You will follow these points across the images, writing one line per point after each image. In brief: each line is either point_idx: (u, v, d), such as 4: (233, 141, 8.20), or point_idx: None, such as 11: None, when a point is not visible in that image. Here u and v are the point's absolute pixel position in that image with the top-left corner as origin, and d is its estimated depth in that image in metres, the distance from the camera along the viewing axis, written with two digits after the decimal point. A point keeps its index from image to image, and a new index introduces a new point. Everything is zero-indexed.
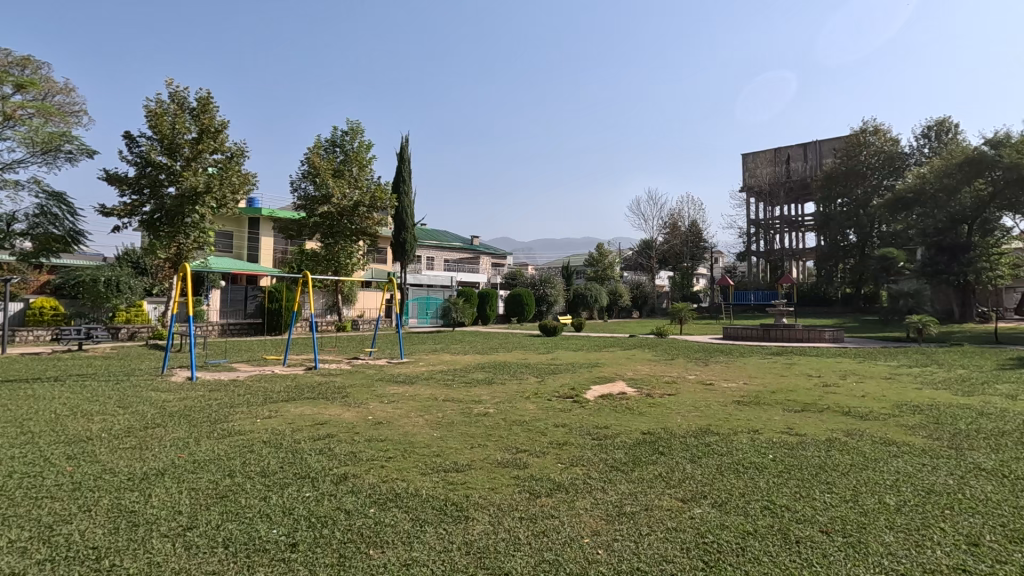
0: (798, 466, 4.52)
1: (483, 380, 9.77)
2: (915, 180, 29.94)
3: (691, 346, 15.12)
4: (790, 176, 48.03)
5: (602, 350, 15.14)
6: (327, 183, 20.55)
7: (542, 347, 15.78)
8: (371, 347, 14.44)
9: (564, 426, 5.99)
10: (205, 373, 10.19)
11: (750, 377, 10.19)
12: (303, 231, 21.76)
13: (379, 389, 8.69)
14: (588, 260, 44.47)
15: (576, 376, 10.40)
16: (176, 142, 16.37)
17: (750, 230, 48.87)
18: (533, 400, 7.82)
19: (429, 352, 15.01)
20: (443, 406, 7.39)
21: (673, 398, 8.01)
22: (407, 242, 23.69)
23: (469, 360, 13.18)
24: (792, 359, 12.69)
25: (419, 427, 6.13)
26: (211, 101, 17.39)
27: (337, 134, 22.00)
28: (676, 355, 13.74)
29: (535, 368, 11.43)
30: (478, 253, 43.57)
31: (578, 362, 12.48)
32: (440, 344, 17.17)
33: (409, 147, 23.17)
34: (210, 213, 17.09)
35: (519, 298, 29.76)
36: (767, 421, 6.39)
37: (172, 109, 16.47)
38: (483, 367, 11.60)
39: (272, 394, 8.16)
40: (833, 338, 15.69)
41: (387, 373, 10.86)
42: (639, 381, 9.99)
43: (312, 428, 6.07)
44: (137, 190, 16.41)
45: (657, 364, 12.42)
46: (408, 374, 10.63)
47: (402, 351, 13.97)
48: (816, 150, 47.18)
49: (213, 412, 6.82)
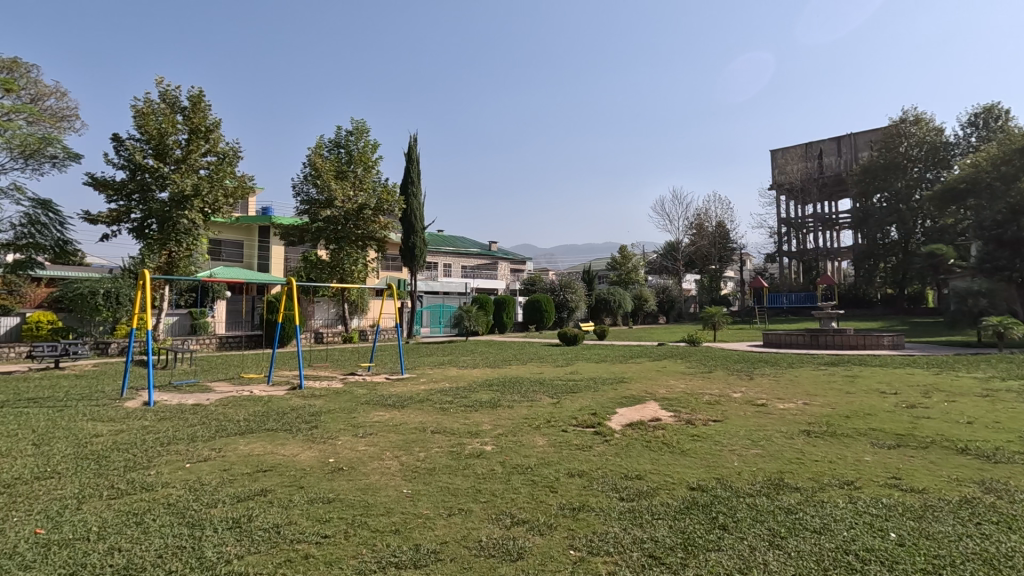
0: (949, 562, 2.87)
1: (488, 401, 8.23)
2: (968, 169, 27.40)
3: (731, 355, 13.38)
4: (823, 172, 45.56)
5: (629, 361, 13.50)
6: (330, 185, 19.28)
7: (560, 358, 14.20)
8: (370, 361, 13.06)
9: (580, 477, 4.40)
10: (169, 396, 8.86)
11: (810, 395, 8.44)
12: (306, 237, 20.56)
13: (360, 417, 7.22)
14: (611, 263, 42.60)
15: (599, 395, 8.79)
16: (166, 142, 15.24)
17: (781, 230, 46.53)
18: (544, 431, 6.23)
19: (435, 365, 13.54)
20: (428, 441, 5.86)
21: (722, 427, 6.32)
22: (416, 247, 22.30)
23: (477, 375, 11.67)
24: (852, 369, 10.86)
25: (386, 478, 4.59)
26: (202, 99, 16.29)
27: (340, 134, 20.77)
28: (714, 367, 12.01)
29: (551, 384, 9.85)
30: (496, 258, 42.23)
31: (600, 377, 10.89)
32: (450, 355, 15.74)
33: (417, 146, 21.85)
34: (202, 218, 16.02)
35: (538, 304, 28.21)
36: (859, 467, 4.69)
37: (160, 108, 15.35)
38: (491, 384, 10.08)
39: (230, 425, 6.74)
40: (894, 344, 13.75)
41: (379, 393, 9.39)
42: (674, 401, 8.32)
43: (251, 478, 4.61)
44: (125, 196, 15.37)
45: (692, 378, 10.73)
46: (401, 394, 9.17)
47: (403, 366, 12.53)
48: (851, 143, 44.63)
49: (138, 453, 5.41)
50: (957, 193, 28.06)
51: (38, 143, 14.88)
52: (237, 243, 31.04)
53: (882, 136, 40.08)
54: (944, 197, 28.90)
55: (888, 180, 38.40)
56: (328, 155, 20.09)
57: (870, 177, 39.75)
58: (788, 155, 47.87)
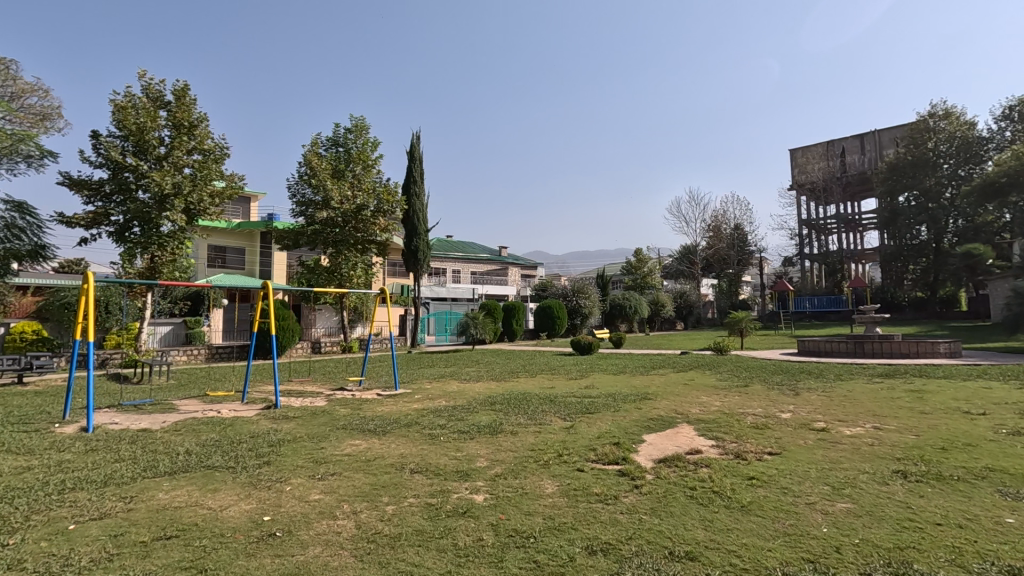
0: None
1: (488, 426, 6.84)
2: (1010, 161, 25.60)
3: (767, 366, 11.87)
4: (845, 171, 43.73)
5: (652, 373, 12.04)
6: (326, 184, 18.11)
7: (574, 370, 12.76)
8: (361, 375, 11.72)
9: (606, 560, 3.00)
10: (117, 420, 7.60)
11: (877, 416, 6.96)
12: (301, 241, 19.40)
13: (330, 448, 5.90)
14: (626, 268, 41.09)
15: (621, 416, 7.37)
16: (146, 138, 14.14)
17: (802, 231, 44.77)
18: (553, 471, 4.85)
19: (436, 378, 12.21)
20: (402, 486, 4.51)
21: (784, 465, 4.88)
22: (419, 250, 21.06)
23: (481, 390, 10.30)
24: (915, 383, 9.30)
25: (329, 553, 3.25)
26: (188, 93, 15.26)
27: (338, 132, 19.65)
28: (751, 379, 10.51)
29: (566, 403, 8.44)
30: (507, 263, 40.96)
31: (620, 392, 9.45)
32: (453, 366, 14.43)
33: (419, 144, 20.69)
34: (185, 220, 14.90)
35: (549, 310, 26.80)
36: (1008, 537, 3.24)
37: (141, 102, 14.30)
38: (494, 402, 8.68)
39: (164, 460, 5.42)
40: (950, 352, 12.13)
41: (364, 414, 8.06)
42: (712, 425, 6.88)
43: (139, 555, 3.26)
44: (103, 196, 14.31)
45: (728, 393, 9.24)
46: (389, 415, 7.82)
47: (397, 380, 11.19)
48: (875, 141, 42.77)
49: (18, 508, 4.10)
50: (997, 188, 26.23)
51: (8, 142, 13.84)
52: (239, 249, 30.07)
53: (908, 133, 38.28)
54: (981, 194, 27.13)
55: (917, 177, 36.45)
56: (325, 153, 18.95)
57: (897, 175, 37.80)
58: (809, 155, 46.11)
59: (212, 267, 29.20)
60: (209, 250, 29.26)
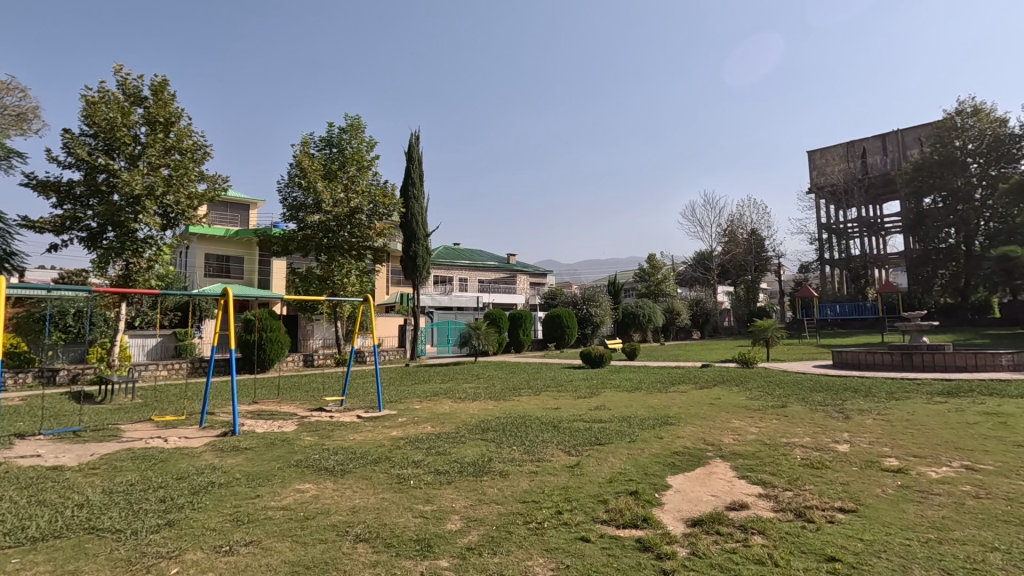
0: None
1: (472, 465, 5.49)
2: None
3: (802, 382, 10.40)
4: (866, 173, 42.03)
5: (671, 390, 10.64)
6: (316, 186, 17.02)
7: (584, 386, 11.38)
8: (342, 395, 10.43)
9: None
10: (36, 455, 6.40)
11: (963, 451, 5.51)
12: (292, 247, 18.25)
13: (266, 498, 4.59)
14: (639, 274, 39.56)
15: (640, 450, 5.98)
16: (117, 135, 13.09)
17: (821, 236, 43.10)
18: (547, 542, 3.49)
19: (428, 396, 10.91)
20: (333, 570, 3.19)
21: (872, 535, 3.49)
22: (418, 256, 19.86)
23: (475, 411, 8.97)
24: (988, 404, 7.80)
25: None
26: (167, 89, 14.28)
27: (333, 131, 18.55)
28: (787, 399, 9.06)
29: (571, 429, 7.09)
30: (515, 270, 39.72)
31: (637, 415, 8.08)
32: (450, 382, 13.13)
33: (418, 144, 19.59)
34: (160, 224, 13.80)
35: (558, 319, 25.42)
36: None
37: (113, 97, 13.31)
38: (487, 428, 7.36)
39: (43, 516, 4.15)
40: (1014, 365, 10.56)
41: (329, 444, 6.76)
42: (753, 462, 5.48)
43: None
44: (73, 200, 13.33)
45: (763, 416, 7.82)
46: (360, 446, 6.53)
47: (382, 400, 9.91)
48: (898, 140, 41.02)
49: None
50: None
51: None
52: (238, 257, 29.18)
53: (934, 131, 36.58)
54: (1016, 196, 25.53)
55: (945, 177, 34.69)
56: (317, 154, 17.87)
57: (923, 175, 36.04)
58: (828, 155, 44.46)
59: (210, 276, 28.32)
60: (208, 259, 28.41)
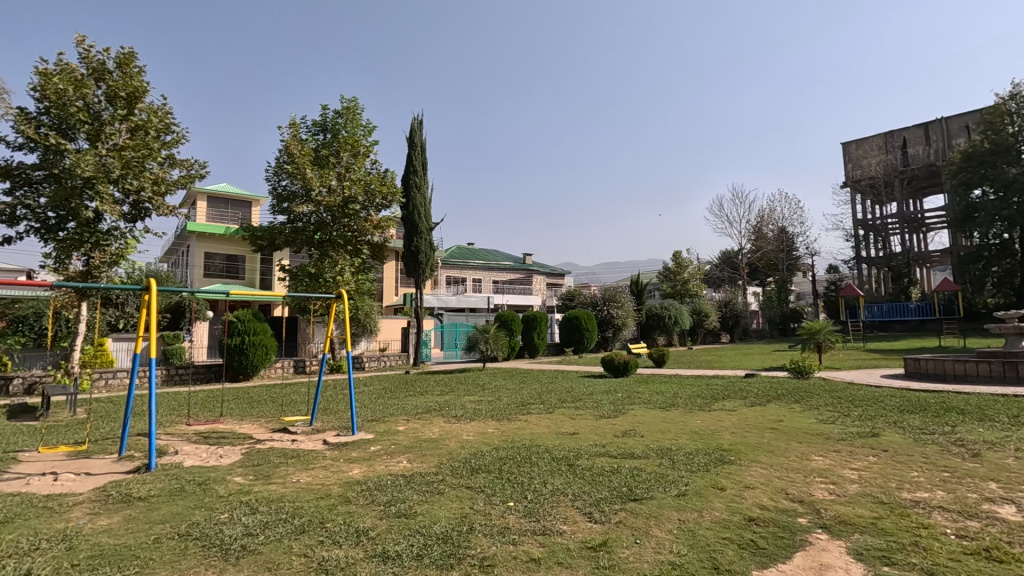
0: None
1: (437, 545, 3.55)
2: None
3: (883, 400, 8.29)
4: (907, 165, 39.13)
5: (715, 409, 8.60)
6: (305, 173, 15.31)
7: (606, 402, 9.41)
8: (312, 416, 8.62)
9: None
10: None
11: None
12: (280, 241, 16.57)
13: None
14: (664, 274, 37.02)
15: (696, 514, 3.98)
16: (68, 109, 11.44)
17: (857, 233, 40.38)
18: None
19: (417, 414, 9.05)
20: None
21: None
22: (420, 251, 18.07)
23: (470, 437, 7.07)
24: None
25: None
26: (135, 61, 12.61)
27: (327, 115, 16.81)
28: (873, 423, 6.97)
29: (592, 472, 5.12)
30: (531, 271, 37.81)
31: (680, 448, 6.09)
32: (449, 394, 11.27)
33: (421, 129, 17.83)
34: (118, 212, 12.08)
35: (576, 322, 23.41)
36: None
37: (69, 68, 11.68)
38: (477, 466, 5.43)
39: None
40: None
41: (258, 492, 4.91)
42: (883, 545, 3.45)
43: None
44: (20, 184, 11.70)
45: (853, 451, 5.76)
46: (298, 497, 4.66)
47: (357, 422, 8.08)
48: (941, 129, 38.04)
49: None
50: None
51: None
52: (237, 257, 27.76)
53: (984, 118, 33.57)
54: None
55: (998, 167, 31.66)
56: (309, 139, 16.17)
57: (973, 165, 33.01)
58: (865, 147, 41.67)
59: (208, 276, 26.94)
60: (208, 258, 27.06)
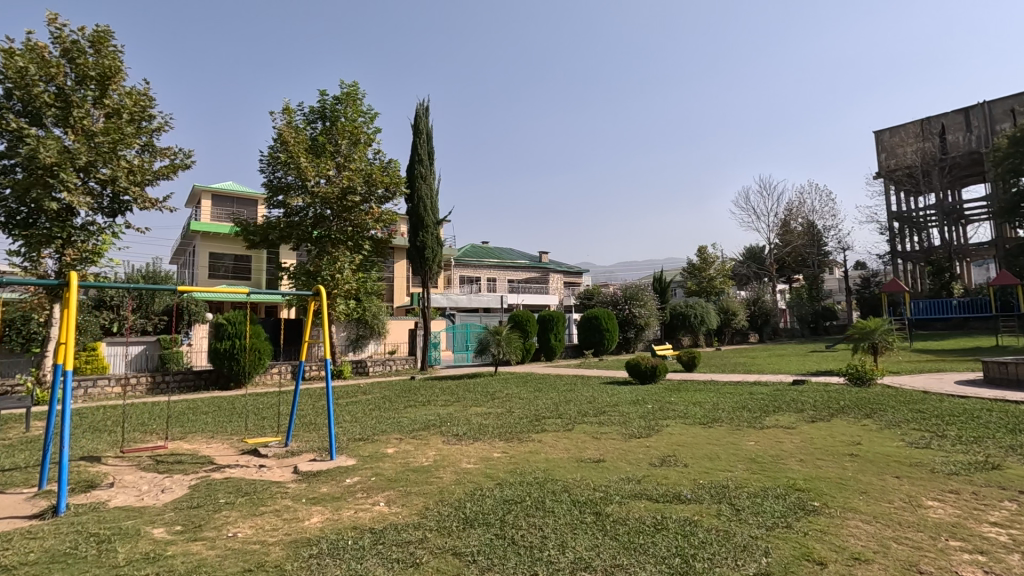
0: None
1: None
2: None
3: (980, 416, 6.72)
4: (946, 153, 36.74)
5: (768, 425, 7.13)
6: (299, 162, 14.13)
7: (635, 416, 8.00)
8: (287, 436, 7.34)
9: None
10: None
11: None
12: (275, 237, 15.40)
13: None
14: (688, 270, 35.33)
15: None
16: (31, 90, 10.32)
17: (892, 226, 38.19)
18: None
19: (413, 431, 7.71)
20: None
21: None
22: (426, 247, 16.79)
23: (470, 465, 5.70)
24: None
25: None
26: (111, 40, 11.51)
27: (326, 100, 15.61)
28: (983, 449, 5.45)
29: (628, 529, 3.71)
30: (548, 269, 36.43)
31: (741, 486, 4.65)
32: (454, 405, 9.96)
33: (426, 115, 16.54)
34: (88, 207, 10.96)
35: (595, 321, 21.95)
36: None
37: (35, 46, 10.60)
38: (472, 517, 4.04)
39: None
40: None
41: (169, 556, 3.59)
42: None
43: None
44: None
45: (983, 495, 4.26)
46: (218, 570, 3.31)
47: (337, 444, 6.78)
48: (984, 113, 35.53)
49: None
50: None
51: None
52: (243, 257, 26.83)
53: None
54: None
55: None
56: (305, 127, 15.01)
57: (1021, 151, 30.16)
58: (900, 135, 39.34)
59: (214, 277, 26.05)
60: (214, 258, 26.16)
